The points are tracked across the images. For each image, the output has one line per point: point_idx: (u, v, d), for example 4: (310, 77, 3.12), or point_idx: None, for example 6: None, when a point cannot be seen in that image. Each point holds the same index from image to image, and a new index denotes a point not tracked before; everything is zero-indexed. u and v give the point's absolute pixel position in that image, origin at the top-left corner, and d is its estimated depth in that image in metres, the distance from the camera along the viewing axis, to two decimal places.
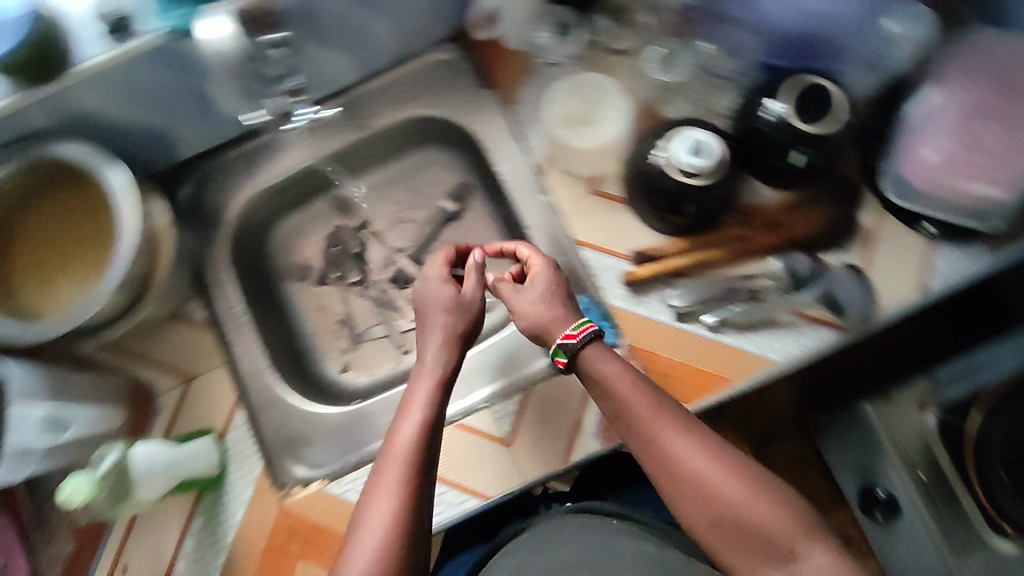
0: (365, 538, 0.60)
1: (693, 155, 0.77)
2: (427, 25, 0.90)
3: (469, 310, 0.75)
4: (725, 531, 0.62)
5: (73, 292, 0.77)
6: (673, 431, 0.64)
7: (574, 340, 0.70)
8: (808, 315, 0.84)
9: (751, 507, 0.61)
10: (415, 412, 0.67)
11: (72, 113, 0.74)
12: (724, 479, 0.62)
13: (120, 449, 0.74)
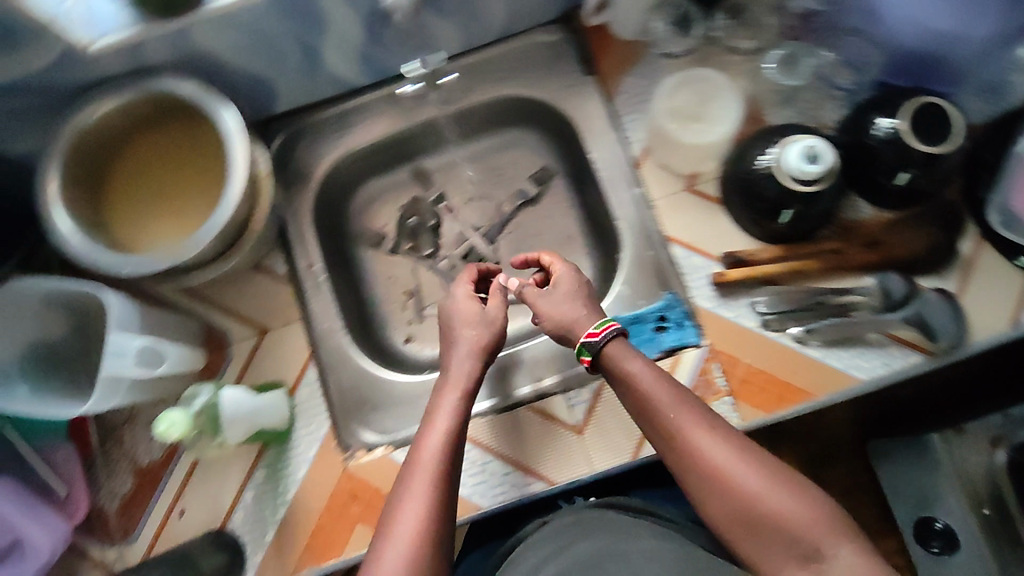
0: (394, 546, 0.60)
1: (804, 161, 0.76)
2: (539, 4, 0.89)
3: (494, 324, 0.78)
4: (750, 529, 0.59)
5: (172, 233, 0.77)
6: (693, 422, 0.63)
7: (597, 338, 0.71)
8: (897, 336, 0.82)
9: (774, 497, 0.59)
10: (442, 420, 0.69)
11: (188, 51, 0.74)
12: (744, 468, 0.60)
13: (207, 390, 0.74)
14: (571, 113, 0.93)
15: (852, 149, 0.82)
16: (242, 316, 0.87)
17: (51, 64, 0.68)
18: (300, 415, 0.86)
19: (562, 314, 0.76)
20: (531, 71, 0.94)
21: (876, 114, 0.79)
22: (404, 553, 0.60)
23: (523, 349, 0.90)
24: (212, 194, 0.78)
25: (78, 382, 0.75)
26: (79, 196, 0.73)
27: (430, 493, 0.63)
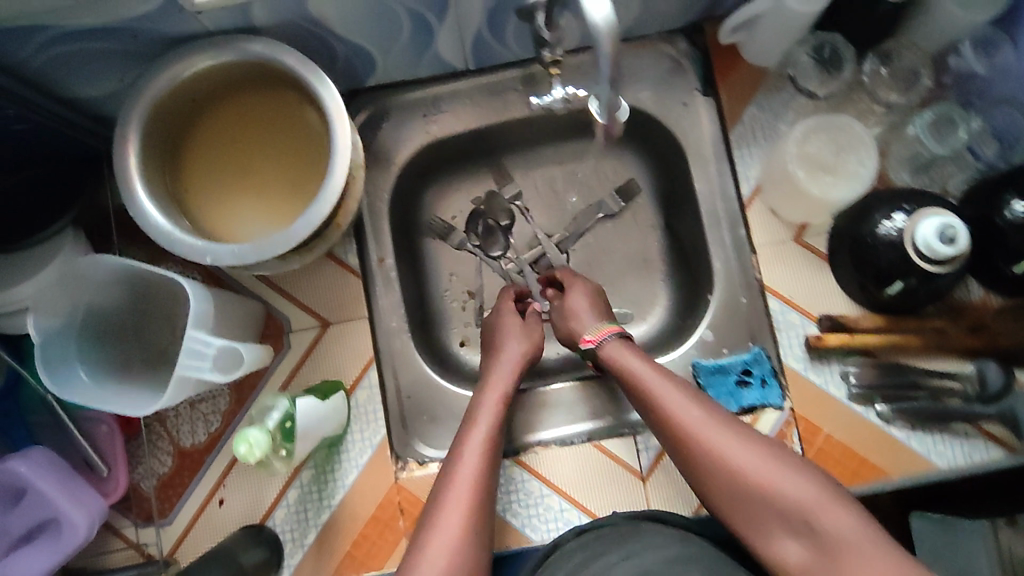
0: (438, 539, 0.61)
1: (938, 232, 0.69)
2: (671, 11, 0.80)
3: (534, 343, 0.81)
4: (745, 507, 0.60)
5: (261, 219, 0.69)
6: (680, 410, 0.66)
7: (592, 343, 0.76)
8: (984, 429, 0.79)
9: (769, 478, 0.59)
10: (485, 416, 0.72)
11: (294, 18, 0.65)
12: (740, 449, 0.62)
13: (284, 404, 0.65)
14: (681, 134, 0.86)
15: (982, 231, 0.75)
16: (305, 305, 0.82)
17: (149, 13, 0.59)
18: (355, 419, 0.81)
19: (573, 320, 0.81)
20: (644, 80, 0.86)
21: (1014, 192, 0.71)
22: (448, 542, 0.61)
23: (588, 385, 0.86)
24: (306, 178, 0.70)
25: (136, 355, 0.71)
26: (156, 169, 0.66)
27: (471, 490, 0.65)
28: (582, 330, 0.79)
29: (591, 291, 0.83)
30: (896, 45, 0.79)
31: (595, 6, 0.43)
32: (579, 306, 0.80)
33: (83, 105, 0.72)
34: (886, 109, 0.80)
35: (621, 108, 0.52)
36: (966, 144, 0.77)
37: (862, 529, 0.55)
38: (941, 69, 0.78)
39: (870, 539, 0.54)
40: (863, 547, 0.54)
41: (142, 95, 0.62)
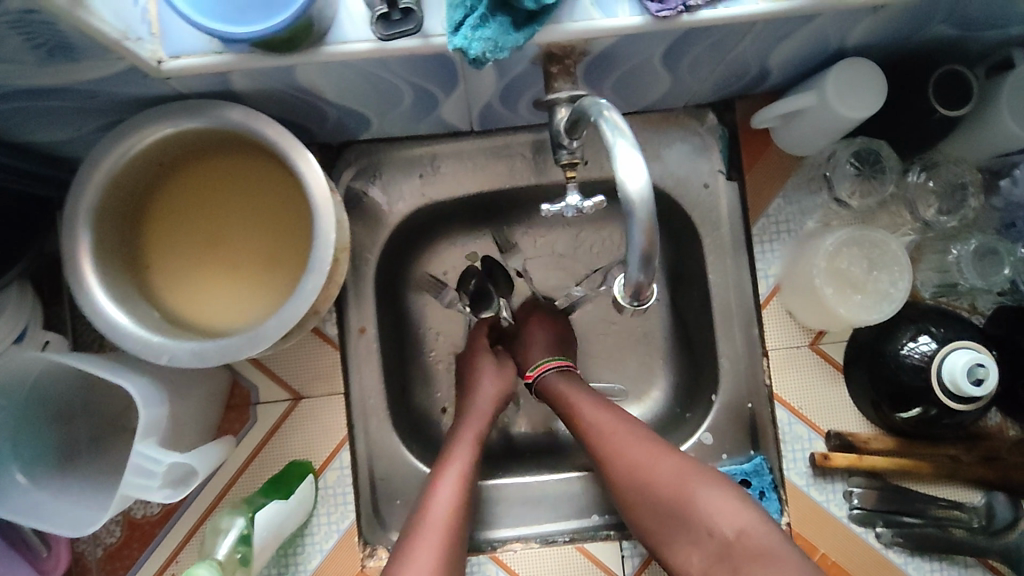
0: (421, 556, 0.61)
1: (972, 369, 0.64)
2: (699, 90, 0.73)
3: (504, 388, 0.78)
4: (670, 525, 0.63)
5: (229, 299, 0.62)
6: (621, 439, 0.68)
7: (533, 377, 0.77)
8: (985, 560, 0.75)
9: (692, 497, 0.62)
10: (465, 447, 0.71)
11: (280, 84, 0.57)
12: (659, 467, 0.65)
13: (240, 522, 0.61)
14: (699, 218, 0.79)
15: (1008, 355, 0.71)
16: (276, 375, 0.75)
17: (110, 76, 0.51)
18: (322, 501, 0.75)
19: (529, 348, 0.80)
20: (664, 155, 0.79)
21: None
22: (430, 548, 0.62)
23: (574, 479, 0.81)
24: (281, 256, 0.63)
25: (84, 433, 0.64)
26: (113, 247, 0.59)
27: (450, 513, 0.65)
28: (528, 363, 0.80)
29: (551, 321, 0.82)
30: (941, 156, 0.73)
31: (630, 175, 0.38)
32: (535, 340, 0.80)
33: (37, 153, 0.64)
34: (922, 225, 0.74)
35: (651, 293, 0.42)
36: (1009, 279, 0.71)
37: (759, 525, 0.59)
38: (989, 189, 0.73)
39: (766, 535, 0.58)
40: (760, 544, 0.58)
41: (98, 165, 0.56)
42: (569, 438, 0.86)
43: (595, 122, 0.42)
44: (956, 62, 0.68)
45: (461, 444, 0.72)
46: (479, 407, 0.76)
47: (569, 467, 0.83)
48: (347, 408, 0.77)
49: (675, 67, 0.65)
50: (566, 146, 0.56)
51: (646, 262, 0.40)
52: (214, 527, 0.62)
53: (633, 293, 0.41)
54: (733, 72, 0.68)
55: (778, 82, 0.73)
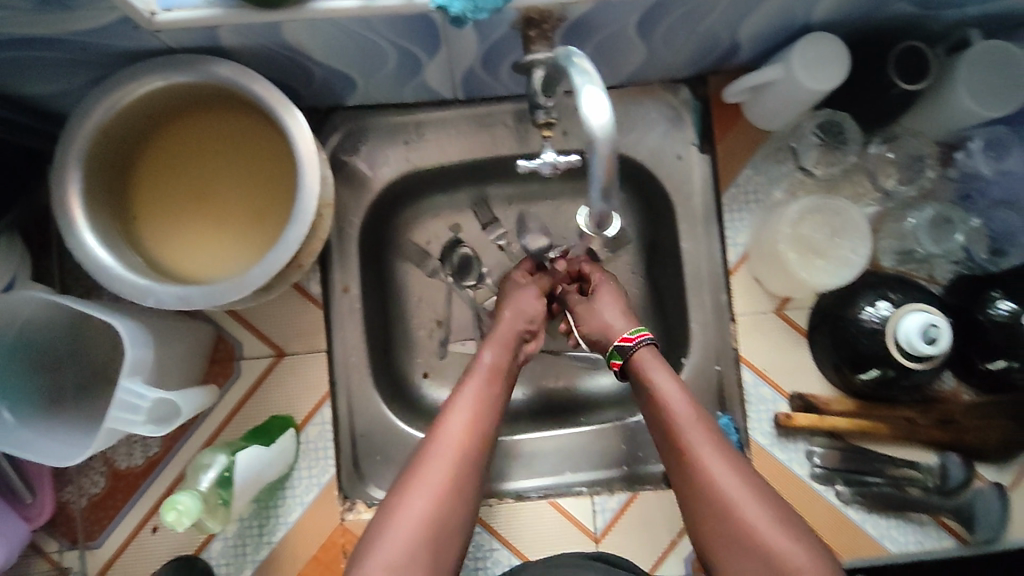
0: (409, 506, 0.58)
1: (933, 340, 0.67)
2: (674, 64, 0.76)
3: (523, 313, 0.75)
4: (727, 543, 0.57)
5: (217, 249, 0.64)
6: (702, 442, 0.61)
7: (630, 342, 0.69)
8: (938, 518, 0.79)
9: (760, 524, 0.56)
10: (478, 376, 0.68)
11: (269, 42, 0.60)
12: (752, 504, 0.57)
13: (221, 460, 0.63)
14: (673, 188, 0.82)
15: (964, 324, 0.73)
16: (260, 331, 0.78)
17: (104, 26, 0.53)
18: (303, 455, 0.77)
19: (605, 318, 0.73)
20: (640, 127, 0.82)
21: (999, 291, 0.70)
22: (432, 489, 0.59)
23: (548, 438, 0.84)
24: (267, 210, 0.65)
25: (70, 382, 0.65)
26: (102, 195, 0.61)
27: (459, 446, 0.62)
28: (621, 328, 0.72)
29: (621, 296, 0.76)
30: (901, 130, 0.76)
31: (595, 113, 0.40)
32: (607, 301, 0.75)
33: (29, 106, 0.66)
34: (882, 195, 0.77)
35: (613, 223, 0.46)
36: (963, 246, 0.75)
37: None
38: (946, 162, 0.76)
39: None
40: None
41: (88, 116, 0.58)
42: (547, 401, 0.89)
43: (565, 68, 0.44)
44: (916, 40, 0.72)
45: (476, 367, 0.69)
46: (500, 331, 0.73)
47: (546, 428, 0.86)
48: (329, 364, 0.79)
49: (651, 38, 0.68)
50: (541, 105, 0.58)
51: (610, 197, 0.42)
52: (195, 464, 0.63)
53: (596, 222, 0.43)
54: (705, 45, 0.71)
55: (749, 57, 0.76)
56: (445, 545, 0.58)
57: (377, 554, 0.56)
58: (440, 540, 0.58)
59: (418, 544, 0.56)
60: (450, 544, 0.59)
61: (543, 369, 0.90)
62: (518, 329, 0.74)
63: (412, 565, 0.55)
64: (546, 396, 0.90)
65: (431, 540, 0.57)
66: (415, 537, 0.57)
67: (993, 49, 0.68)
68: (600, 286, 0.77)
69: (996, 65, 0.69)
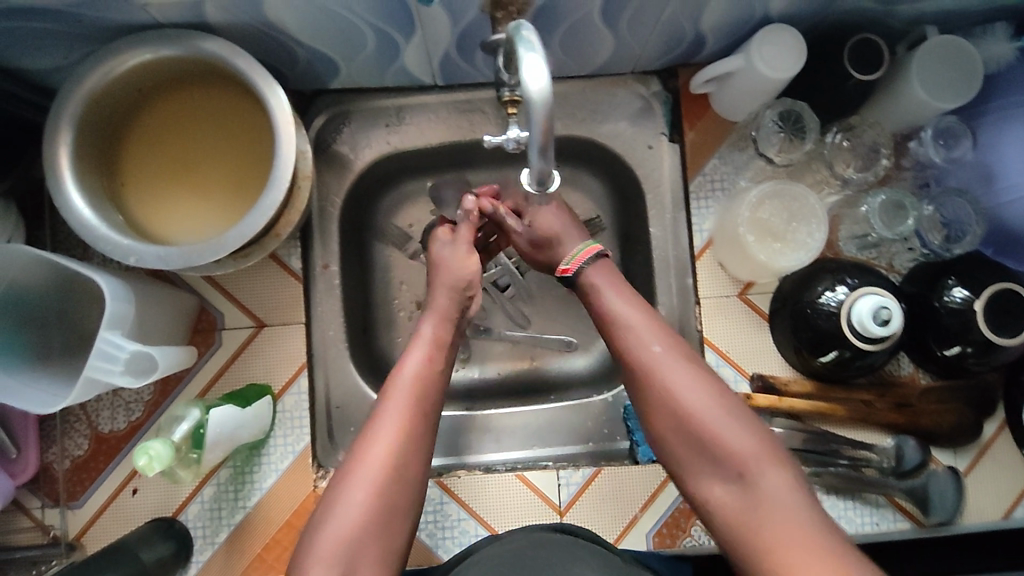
0: (341, 513, 0.57)
1: (885, 323, 0.69)
2: (643, 56, 0.80)
3: (455, 277, 0.71)
4: (659, 407, 0.62)
5: (200, 215, 0.68)
6: (642, 326, 0.65)
7: (568, 273, 0.70)
8: (893, 500, 0.81)
9: (687, 392, 0.61)
10: (421, 346, 0.67)
11: (252, 20, 0.63)
12: (685, 381, 0.62)
13: (195, 414, 0.66)
14: (643, 176, 0.85)
15: (919, 310, 0.76)
16: (242, 304, 0.81)
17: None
18: (280, 423, 0.80)
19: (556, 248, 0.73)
20: (612, 117, 0.85)
21: (951, 278, 0.73)
22: (369, 475, 0.59)
23: (519, 414, 0.88)
24: (247, 181, 0.68)
25: (56, 342, 0.68)
26: (91, 160, 0.65)
27: (411, 389, 0.63)
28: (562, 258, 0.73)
29: (556, 218, 0.73)
30: (859, 120, 0.79)
31: (533, 79, 0.44)
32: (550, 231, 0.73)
33: (26, 79, 0.69)
34: (841, 183, 0.81)
35: (552, 178, 0.51)
36: (918, 234, 0.78)
37: (750, 436, 0.59)
38: (901, 152, 0.81)
39: (755, 442, 0.59)
40: (791, 509, 0.55)
41: (80, 84, 0.61)
42: (521, 381, 0.92)
43: (515, 40, 0.48)
44: (874, 34, 0.75)
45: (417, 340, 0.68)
46: (436, 304, 0.70)
47: (519, 405, 0.89)
48: (307, 339, 0.82)
49: (617, 26, 0.71)
50: (506, 83, 0.62)
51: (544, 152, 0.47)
52: (169, 414, 0.67)
53: (536, 177, 0.49)
54: (671, 36, 0.75)
55: (715, 50, 0.79)
56: (395, 521, 0.59)
57: (316, 549, 0.56)
58: (387, 526, 0.58)
59: (363, 534, 0.57)
60: (402, 520, 0.59)
61: (516, 349, 0.93)
62: (456, 300, 0.71)
63: (361, 549, 0.56)
64: (519, 377, 0.93)
65: (372, 526, 0.58)
66: (355, 528, 0.57)
67: (946, 44, 0.72)
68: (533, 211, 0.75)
69: (948, 57, 0.72)
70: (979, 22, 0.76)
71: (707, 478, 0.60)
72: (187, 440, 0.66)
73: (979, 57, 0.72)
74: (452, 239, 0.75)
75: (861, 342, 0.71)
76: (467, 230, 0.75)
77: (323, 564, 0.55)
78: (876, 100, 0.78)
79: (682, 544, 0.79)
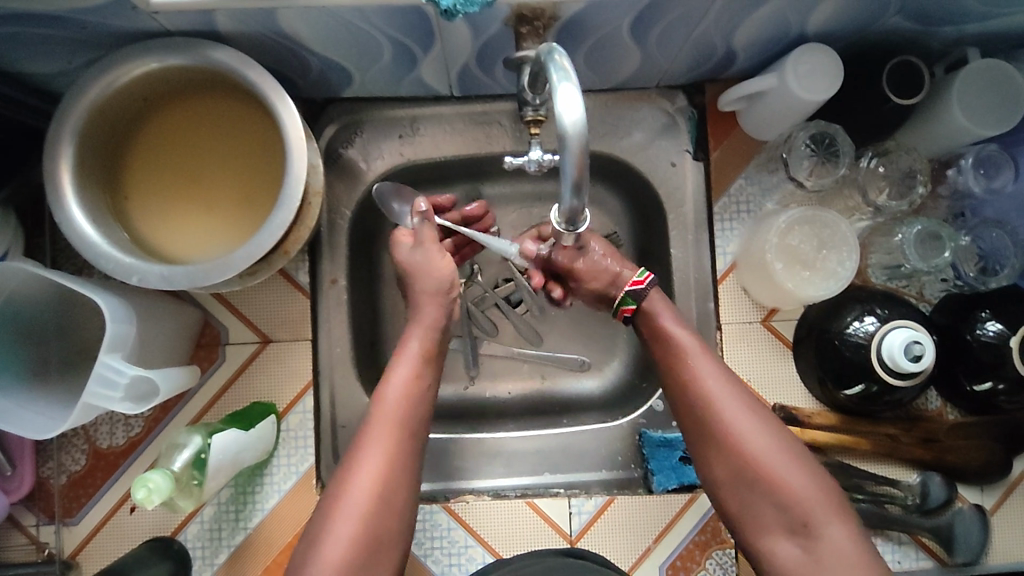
0: (324, 546, 0.54)
1: (915, 361, 0.66)
2: (671, 70, 0.76)
3: (438, 284, 0.70)
4: (716, 446, 0.60)
5: (206, 231, 0.65)
6: (703, 361, 0.63)
7: (643, 284, 0.68)
8: (916, 537, 0.78)
9: (750, 433, 0.59)
10: (408, 361, 0.64)
11: (265, 29, 0.60)
12: (746, 421, 0.60)
13: (197, 441, 0.64)
14: (666, 195, 0.82)
15: (951, 342, 0.73)
16: (247, 318, 0.78)
17: (101, 7, 0.54)
18: (284, 443, 0.77)
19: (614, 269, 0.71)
20: (634, 132, 0.82)
21: (986, 312, 0.70)
22: (353, 508, 0.56)
23: (530, 438, 0.85)
24: (256, 197, 0.66)
25: (54, 359, 0.66)
26: (93, 172, 0.62)
27: (395, 408, 0.61)
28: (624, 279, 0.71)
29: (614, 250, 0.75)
30: (894, 145, 0.76)
31: (568, 111, 0.42)
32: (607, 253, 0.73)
33: (28, 83, 0.66)
34: (873, 210, 0.77)
35: (584, 217, 0.49)
36: (952, 264, 0.75)
37: (811, 482, 0.57)
38: (937, 179, 0.77)
39: (816, 488, 0.57)
40: (856, 569, 0.53)
41: (83, 94, 0.59)
42: (532, 402, 0.90)
43: (546, 65, 0.46)
44: (914, 56, 0.72)
45: (403, 352, 0.65)
46: (422, 314, 0.68)
47: (531, 428, 0.87)
48: (313, 356, 0.79)
49: (645, 42, 0.68)
50: (529, 102, 0.59)
51: (577, 189, 0.45)
52: (169, 441, 0.64)
53: (567, 216, 0.47)
54: (701, 52, 0.71)
55: (745, 66, 0.76)
56: (382, 553, 0.56)
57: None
58: (375, 556, 0.56)
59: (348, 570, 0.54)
60: (388, 551, 0.57)
61: (528, 368, 0.90)
62: (442, 307, 0.69)
63: None
64: (530, 397, 0.90)
65: (357, 561, 0.54)
66: (338, 563, 0.54)
67: (992, 68, 0.68)
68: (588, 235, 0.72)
69: (993, 82, 0.69)
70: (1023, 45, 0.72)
71: (760, 523, 0.58)
72: (189, 469, 0.64)
73: None
74: (420, 243, 0.71)
75: (890, 377, 0.68)
76: (430, 229, 0.71)
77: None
78: (913, 124, 0.74)
79: None
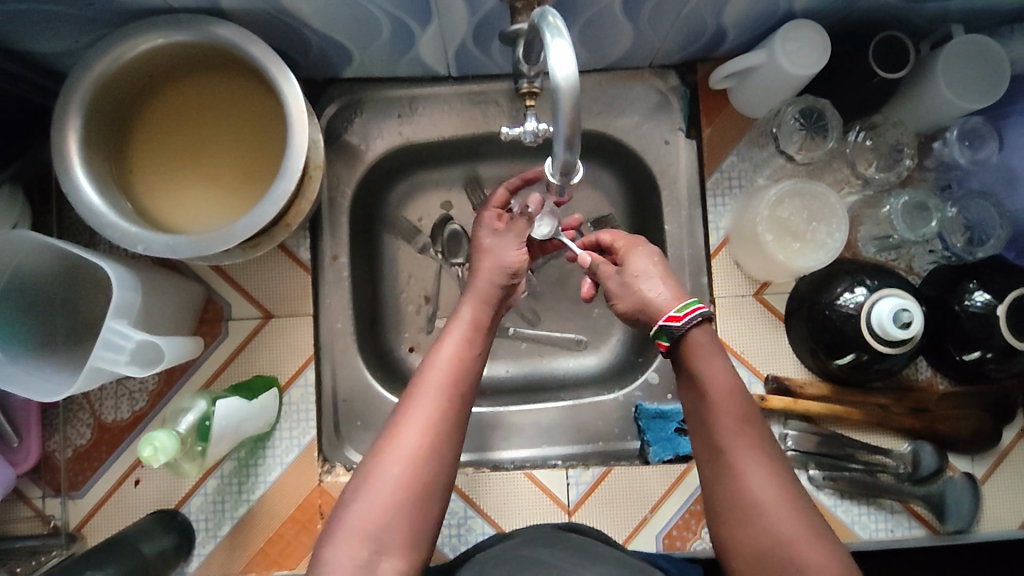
0: (373, 487, 0.55)
1: (904, 328, 0.67)
2: (663, 49, 0.78)
3: (501, 263, 0.70)
4: (738, 512, 0.55)
5: (208, 205, 0.67)
6: (732, 418, 0.57)
7: (678, 322, 0.60)
8: (909, 507, 0.79)
9: (773, 505, 0.54)
10: (457, 330, 0.65)
11: (268, 6, 0.62)
12: (771, 492, 0.54)
13: (200, 406, 0.65)
14: (659, 172, 0.84)
15: (939, 314, 0.74)
16: (249, 294, 0.79)
17: None
18: (285, 416, 0.78)
19: (642, 294, 0.65)
20: (628, 111, 0.84)
21: (972, 282, 0.72)
22: (405, 453, 0.56)
23: (529, 411, 0.86)
24: (257, 174, 0.67)
25: (61, 329, 0.67)
26: (99, 145, 0.64)
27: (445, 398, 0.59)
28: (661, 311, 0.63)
29: (654, 257, 0.68)
30: (881, 119, 0.78)
31: (560, 66, 0.43)
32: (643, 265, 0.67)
33: (35, 62, 0.68)
34: (862, 183, 0.79)
35: (577, 171, 0.50)
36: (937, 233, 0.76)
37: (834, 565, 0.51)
38: (924, 153, 0.79)
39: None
40: None
41: (89, 69, 0.60)
42: (531, 378, 0.91)
43: (540, 27, 0.47)
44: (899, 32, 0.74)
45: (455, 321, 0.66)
46: (477, 286, 0.69)
47: (531, 403, 0.88)
48: (314, 332, 0.81)
49: (638, 19, 0.70)
50: (524, 74, 0.60)
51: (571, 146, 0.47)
52: (174, 406, 0.66)
53: (561, 169, 0.49)
54: (692, 29, 0.73)
55: (736, 44, 0.78)
56: (427, 510, 0.56)
57: (351, 520, 0.54)
58: (422, 506, 0.56)
59: (399, 507, 0.55)
60: (432, 506, 0.56)
61: (527, 348, 0.91)
62: (498, 282, 0.69)
63: (393, 524, 0.54)
64: (528, 373, 0.91)
65: (410, 500, 0.55)
66: (391, 501, 0.55)
67: (975, 42, 0.70)
68: (628, 253, 0.69)
69: (975, 56, 0.70)
70: (1007, 21, 0.74)
71: None
72: (193, 433, 0.65)
73: (1006, 55, 0.70)
74: (504, 231, 0.74)
75: (890, 347, 0.69)
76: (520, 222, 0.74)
77: (359, 536, 0.53)
78: (899, 98, 0.76)
79: (693, 546, 0.78)
